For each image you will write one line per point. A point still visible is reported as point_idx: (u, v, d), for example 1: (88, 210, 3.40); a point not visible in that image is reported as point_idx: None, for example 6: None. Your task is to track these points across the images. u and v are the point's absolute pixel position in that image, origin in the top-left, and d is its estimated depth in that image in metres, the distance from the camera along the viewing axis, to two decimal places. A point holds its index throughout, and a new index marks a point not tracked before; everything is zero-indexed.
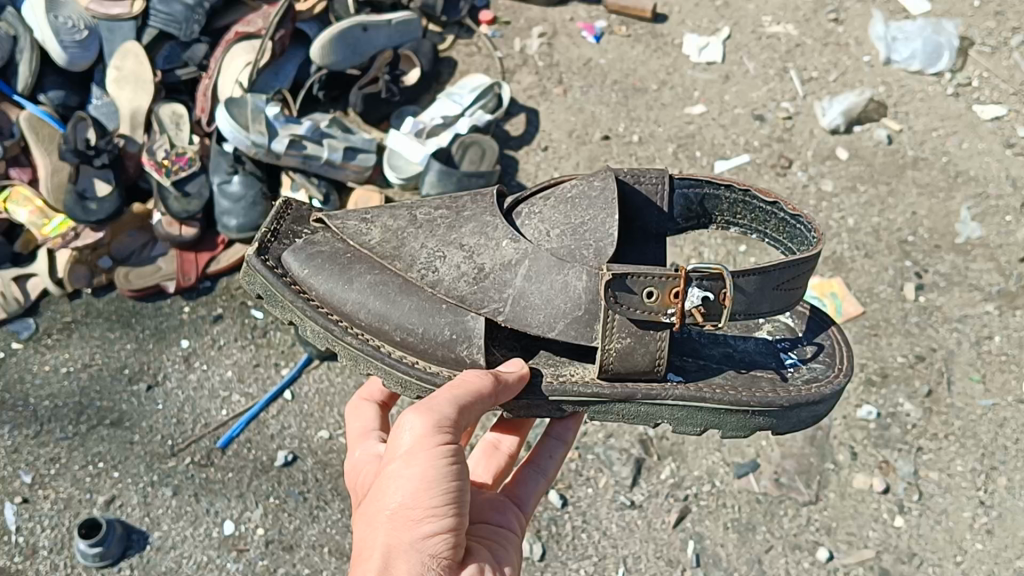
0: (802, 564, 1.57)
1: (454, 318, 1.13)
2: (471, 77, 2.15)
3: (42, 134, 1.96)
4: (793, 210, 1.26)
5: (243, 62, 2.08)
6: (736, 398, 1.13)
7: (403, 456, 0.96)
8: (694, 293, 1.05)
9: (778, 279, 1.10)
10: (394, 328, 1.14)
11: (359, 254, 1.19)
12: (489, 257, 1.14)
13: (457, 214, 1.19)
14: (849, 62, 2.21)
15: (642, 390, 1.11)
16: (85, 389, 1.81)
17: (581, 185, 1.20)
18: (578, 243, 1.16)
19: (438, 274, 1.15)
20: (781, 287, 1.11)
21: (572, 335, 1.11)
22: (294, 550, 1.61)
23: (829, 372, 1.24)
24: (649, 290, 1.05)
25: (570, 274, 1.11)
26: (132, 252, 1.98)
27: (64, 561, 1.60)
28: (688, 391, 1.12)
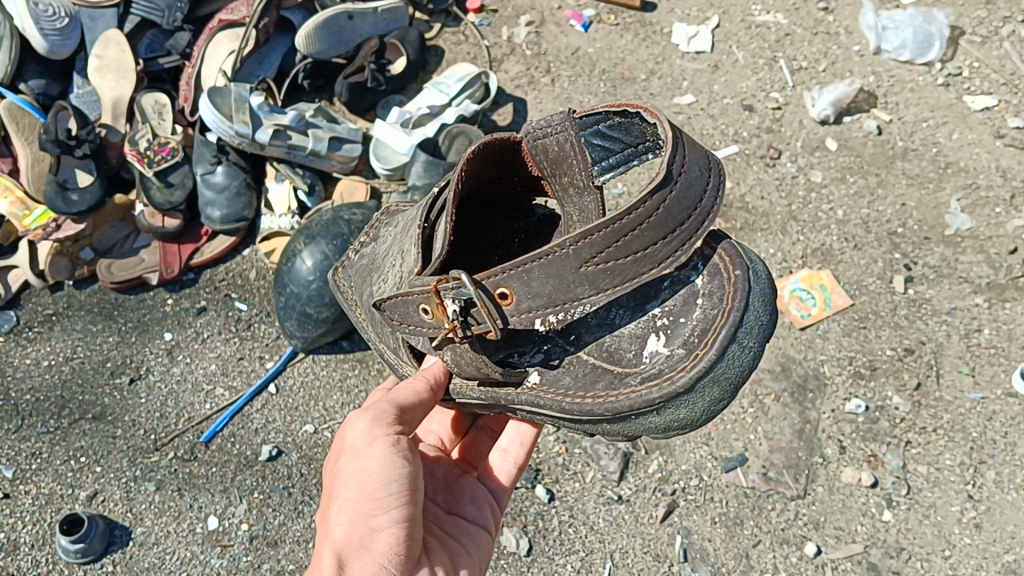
0: (790, 559, 1.57)
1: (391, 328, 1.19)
2: (459, 66, 2.13)
3: (23, 123, 1.94)
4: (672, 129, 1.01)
5: (227, 50, 2.06)
6: (570, 407, 1.03)
7: (352, 449, 1.07)
8: (452, 305, 0.97)
9: (573, 256, 0.94)
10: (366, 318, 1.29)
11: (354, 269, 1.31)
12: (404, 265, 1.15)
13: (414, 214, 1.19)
14: (839, 51, 2.19)
15: (502, 395, 1.08)
16: (67, 382, 1.79)
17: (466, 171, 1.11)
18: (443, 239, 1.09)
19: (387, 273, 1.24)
20: (592, 263, 0.94)
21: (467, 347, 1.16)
22: (279, 545, 1.59)
23: (677, 365, 1.00)
24: (422, 306, 1.00)
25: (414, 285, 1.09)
26: (115, 243, 1.94)
27: (46, 557, 1.59)
28: (533, 397, 1.06)
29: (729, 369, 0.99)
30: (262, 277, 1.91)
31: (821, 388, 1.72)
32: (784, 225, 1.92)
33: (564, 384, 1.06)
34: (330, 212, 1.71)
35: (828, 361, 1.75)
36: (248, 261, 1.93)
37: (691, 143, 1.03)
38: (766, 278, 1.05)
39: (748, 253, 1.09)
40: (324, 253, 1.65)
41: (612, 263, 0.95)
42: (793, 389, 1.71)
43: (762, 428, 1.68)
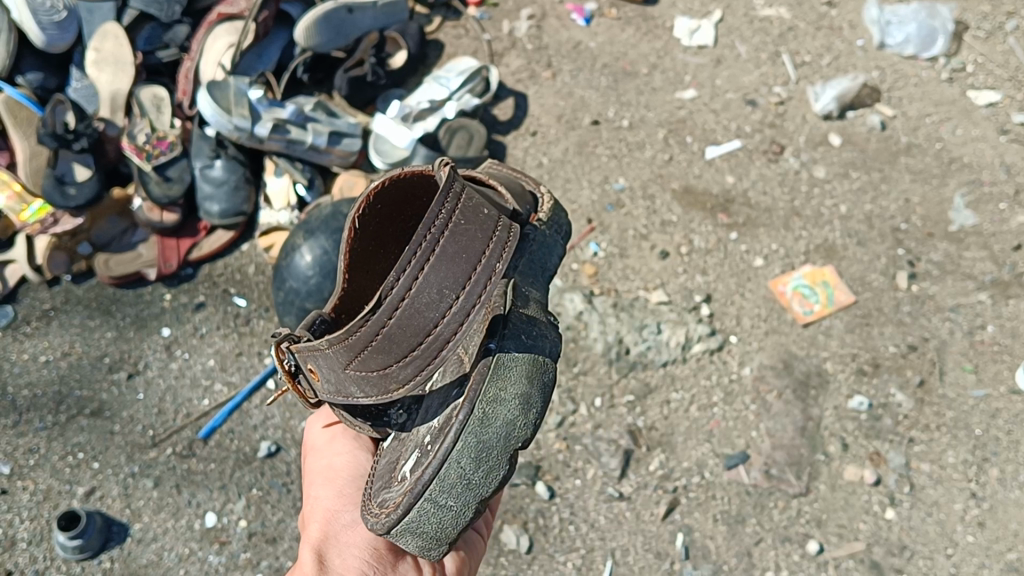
0: (792, 557, 1.56)
1: None
2: (458, 60, 2.12)
3: (20, 117, 1.93)
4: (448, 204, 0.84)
5: (225, 43, 2.03)
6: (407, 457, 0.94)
7: (317, 453, 1.13)
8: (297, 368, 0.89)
9: (343, 359, 0.82)
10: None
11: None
12: None
13: None
14: (842, 46, 2.18)
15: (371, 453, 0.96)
16: (64, 377, 1.77)
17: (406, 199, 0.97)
18: None
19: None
20: (358, 366, 0.83)
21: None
22: (277, 542, 1.58)
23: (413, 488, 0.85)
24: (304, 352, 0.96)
25: None
26: (113, 238, 1.92)
27: (43, 554, 1.57)
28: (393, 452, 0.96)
29: (429, 521, 0.84)
30: (260, 272, 1.90)
31: (824, 385, 1.71)
32: (786, 221, 1.90)
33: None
34: (330, 207, 1.70)
35: (831, 358, 1.74)
36: (247, 256, 1.93)
37: (457, 256, 0.83)
38: (506, 430, 0.83)
39: (527, 380, 0.86)
40: (323, 248, 1.65)
41: (385, 370, 0.83)
42: (796, 386, 1.70)
43: (764, 425, 1.67)
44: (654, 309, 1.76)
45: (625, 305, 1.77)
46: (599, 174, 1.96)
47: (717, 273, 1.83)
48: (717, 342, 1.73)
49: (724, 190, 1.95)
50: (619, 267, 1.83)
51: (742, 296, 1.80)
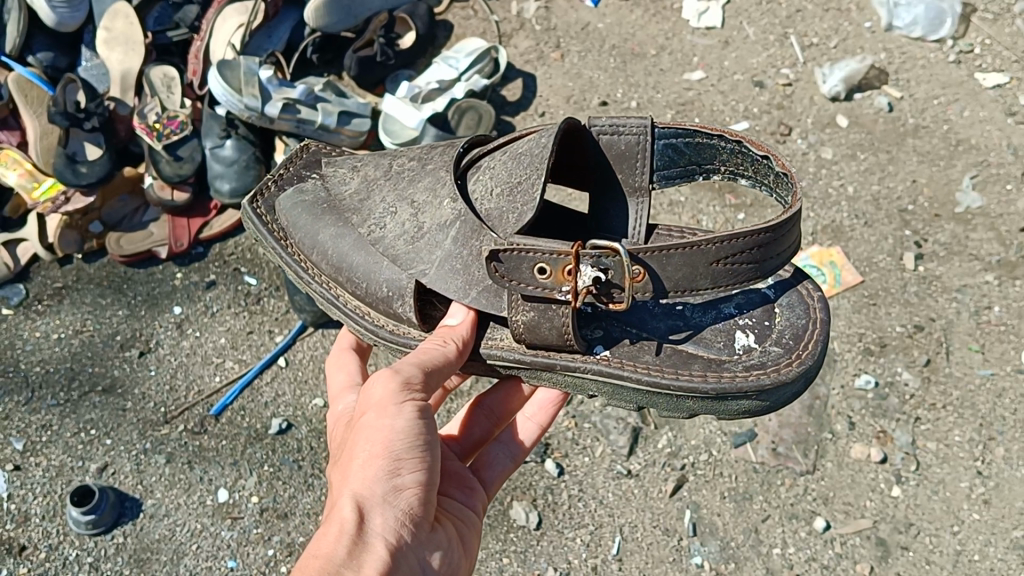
0: (799, 534, 1.57)
1: (509, 196, 1.19)
2: (468, 40, 2.12)
3: (31, 95, 1.96)
4: (781, 166, 1.21)
5: (235, 23, 2.04)
6: (657, 381, 1.13)
7: (377, 399, 1.02)
8: (586, 272, 1.05)
9: (709, 254, 1.09)
10: (347, 280, 1.23)
11: (331, 204, 1.27)
12: (516, 173, 1.19)
13: (511, 182, 1.19)
14: (850, 28, 2.18)
15: (563, 361, 1.14)
16: (76, 355, 1.79)
17: (529, 142, 1.21)
18: (508, 203, 1.19)
19: (384, 229, 1.22)
20: (716, 263, 1.10)
21: (483, 302, 1.14)
22: (288, 517, 1.59)
23: (782, 357, 1.18)
24: (541, 266, 1.06)
25: (486, 239, 1.15)
26: (123, 217, 1.95)
27: (57, 528, 1.59)
28: (606, 368, 1.14)
29: (797, 383, 1.18)
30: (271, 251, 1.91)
31: (831, 363, 1.72)
32: None
33: (644, 360, 1.16)
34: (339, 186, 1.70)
35: (838, 337, 1.75)
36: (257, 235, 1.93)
37: (786, 239, 1.14)
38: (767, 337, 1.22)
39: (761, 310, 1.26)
40: None
41: (738, 265, 1.11)
42: None
43: None
44: None
45: None
46: None
47: None
48: None
49: None
50: None
51: None
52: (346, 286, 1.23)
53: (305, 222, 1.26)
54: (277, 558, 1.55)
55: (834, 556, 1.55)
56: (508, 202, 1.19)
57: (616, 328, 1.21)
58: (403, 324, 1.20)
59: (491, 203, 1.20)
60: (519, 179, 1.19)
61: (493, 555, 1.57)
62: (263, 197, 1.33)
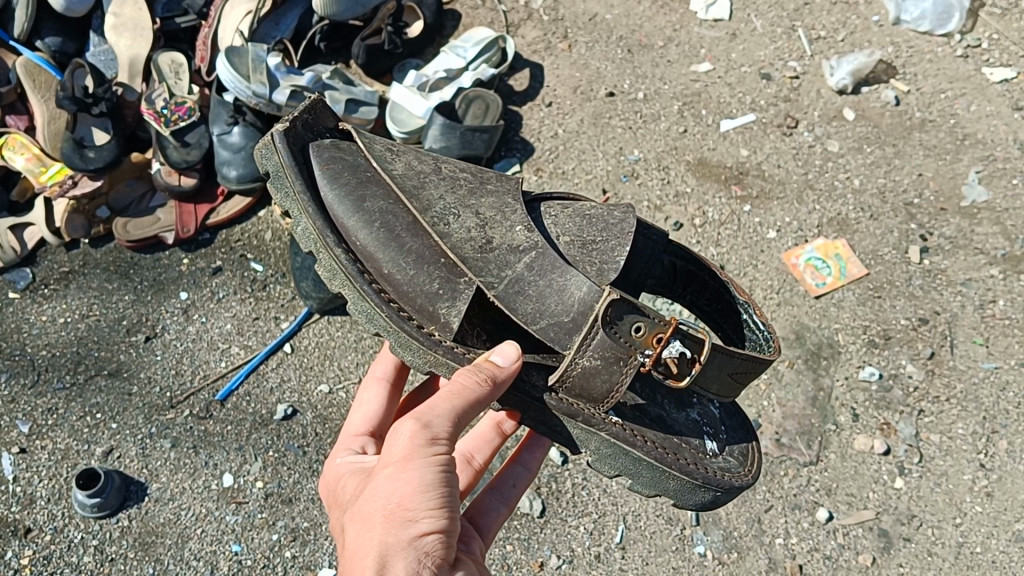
0: (802, 524, 1.57)
1: (584, 250, 1.13)
2: (476, 30, 2.13)
3: (39, 80, 1.97)
4: (760, 316, 1.23)
5: (243, 10, 2.04)
6: (662, 459, 1.09)
7: (399, 452, 0.94)
8: (674, 345, 1.02)
9: (735, 366, 1.09)
10: (387, 262, 1.07)
11: (378, 178, 1.12)
12: (595, 234, 1.14)
13: (586, 239, 1.14)
14: (857, 21, 2.18)
15: (585, 415, 1.06)
16: (83, 339, 1.79)
17: (603, 209, 1.17)
18: (583, 255, 1.12)
19: (450, 228, 1.08)
20: (734, 375, 1.10)
21: (550, 337, 1.05)
22: (293, 503, 1.59)
23: (741, 468, 1.20)
24: (638, 323, 1.01)
25: (571, 279, 1.06)
26: (131, 202, 1.97)
27: (63, 511, 1.59)
28: (625, 434, 1.07)
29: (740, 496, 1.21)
30: (277, 238, 1.91)
31: (835, 355, 1.72)
32: (800, 194, 1.92)
33: (648, 437, 1.11)
34: None
35: (842, 329, 1.75)
36: (263, 222, 1.94)
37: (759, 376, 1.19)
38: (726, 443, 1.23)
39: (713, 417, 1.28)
40: None
41: (742, 379, 1.13)
42: (807, 356, 1.72)
43: (775, 394, 1.68)
44: None
45: None
46: (612, 146, 1.98)
47: (730, 244, 1.85)
48: None
49: (737, 162, 1.96)
50: None
51: (755, 268, 1.82)
52: (382, 266, 1.07)
53: (338, 192, 1.10)
54: (282, 543, 1.56)
55: (836, 546, 1.55)
56: (584, 254, 1.12)
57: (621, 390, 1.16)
58: (437, 323, 1.05)
59: (561, 246, 1.13)
60: (594, 238, 1.14)
61: (497, 541, 1.56)
62: (294, 130, 1.12)
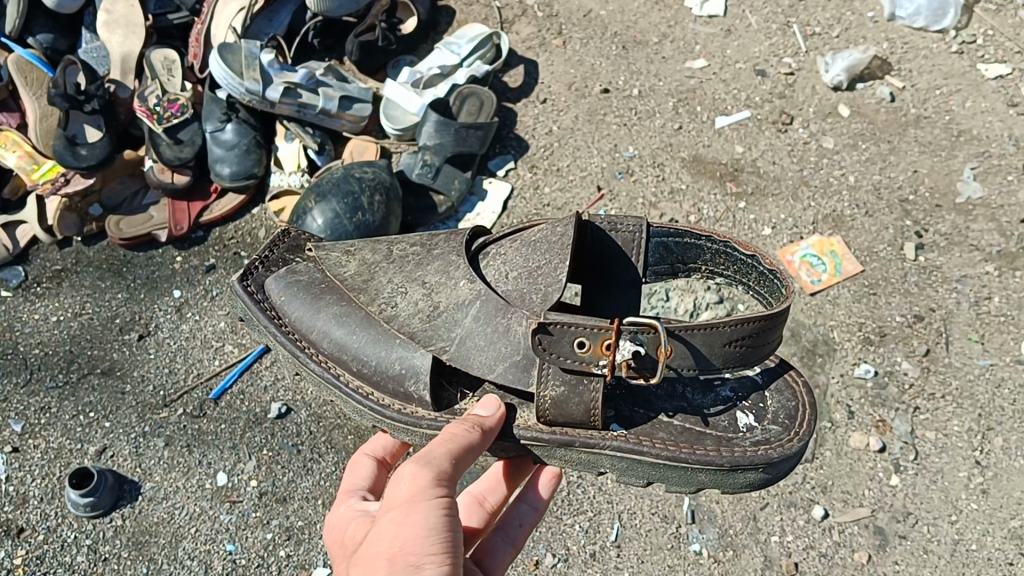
0: (798, 522, 1.57)
1: (529, 284, 1.11)
2: (470, 26, 2.12)
3: (31, 77, 1.96)
4: (770, 265, 1.18)
5: (236, 6, 2.03)
6: (675, 456, 1.08)
7: (403, 496, 0.91)
8: (625, 346, 1.00)
9: (728, 334, 1.04)
10: (353, 359, 1.13)
11: (333, 285, 1.18)
12: (541, 258, 1.12)
13: (532, 270, 1.12)
14: (852, 18, 2.18)
15: (581, 438, 1.07)
16: (76, 338, 1.78)
17: (546, 229, 1.14)
18: (530, 288, 1.11)
19: (398, 309, 1.12)
20: (732, 343, 1.05)
21: (511, 378, 1.07)
22: (287, 501, 1.59)
23: (784, 434, 1.14)
24: (581, 340, 1.00)
25: (513, 317, 1.08)
26: (124, 200, 1.96)
27: (56, 510, 1.58)
28: (627, 443, 1.07)
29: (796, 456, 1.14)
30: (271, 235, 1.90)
31: (830, 352, 1.72)
32: (795, 190, 1.91)
33: (659, 437, 1.10)
34: (341, 171, 1.76)
35: (837, 326, 1.75)
36: (257, 220, 1.92)
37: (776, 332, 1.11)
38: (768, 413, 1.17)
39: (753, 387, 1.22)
40: (335, 211, 1.68)
41: (744, 346, 1.06)
42: (802, 353, 1.72)
43: None
44: None
45: None
46: (607, 143, 1.97)
47: None
48: (724, 310, 1.71)
49: (732, 159, 1.96)
50: None
51: None
52: (351, 364, 1.14)
53: (303, 305, 1.17)
54: (276, 542, 1.55)
55: (832, 544, 1.55)
56: (530, 285, 1.11)
57: (625, 407, 1.14)
58: (411, 402, 1.11)
59: (510, 284, 1.12)
60: (539, 264, 1.12)
61: None
62: (252, 274, 1.21)
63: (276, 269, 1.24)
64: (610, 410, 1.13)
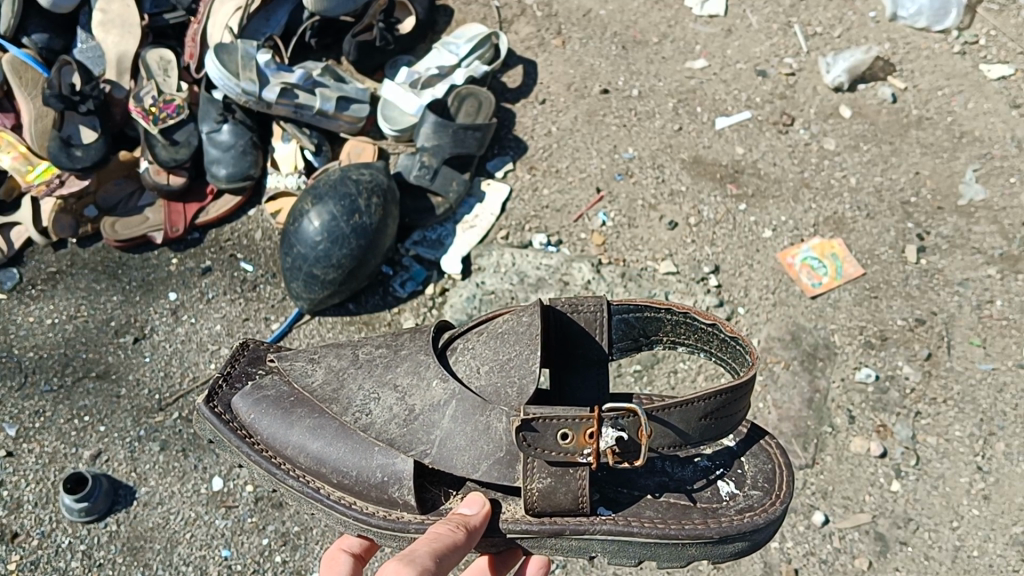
0: (798, 528, 1.55)
1: (502, 378, 1.08)
2: (468, 27, 2.11)
3: (25, 78, 1.95)
4: (731, 332, 1.14)
5: (233, 6, 2.02)
6: (664, 535, 1.06)
7: None
8: (608, 432, 0.98)
9: (704, 409, 1.02)
10: (332, 471, 1.09)
11: (302, 395, 1.14)
12: (509, 351, 1.09)
13: (503, 363, 1.09)
14: (854, 17, 2.17)
15: (571, 525, 1.04)
16: (70, 341, 1.77)
17: (511, 320, 1.11)
18: (504, 382, 1.08)
19: (373, 415, 1.08)
20: (708, 417, 1.03)
21: (495, 476, 1.04)
22: (284, 507, 1.57)
23: (766, 499, 1.13)
24: (564, 431, 0.99)
25: (491, 415, 1.05)
26: (119, 201, 1.94)
27: (50, 516, 1.57)
28: (617, 526, 1.05)
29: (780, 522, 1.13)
30: (268, 238, 1.88)
31: (831, 356, 1.71)
32: (796, 192, 1.90)
33: (647, 515, 1.09)
34: (339, 172, 1.74)
35: (838, 330, 1.73)
36: (253, 221, 1.91)
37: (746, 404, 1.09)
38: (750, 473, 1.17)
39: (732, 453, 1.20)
40: (332, 213, 1.67)
41: (721, 418, 1.05)
42: (803, 357, 1.71)
43: (771, 397, 1.67)
44: (662, 279, 1.77)
45: (633, 275, 1.77)
46: (606, 144, 1.96)
47: (726, 243, 1.83)
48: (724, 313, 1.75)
49: (733, 160, 1.94)
50: (628, 237, 1.83)
51: (751, 267, 1.80)
52: (330, 476, 1.09)
53: (275, 419, 1.12)
54: (272, 548, 1.54)
55: (832, 550, 1.53)
56: (502, 379, 1.08)
57: (609, 490, 1.12)
58: (397, 508, 1.07)
59: (482, 380, 1.09)
60: (508, 356, 1.09)
61: None
62: (217, 395, 1.16)
63: (240, 385, 1.18)
64: (596, 493, 1.11)
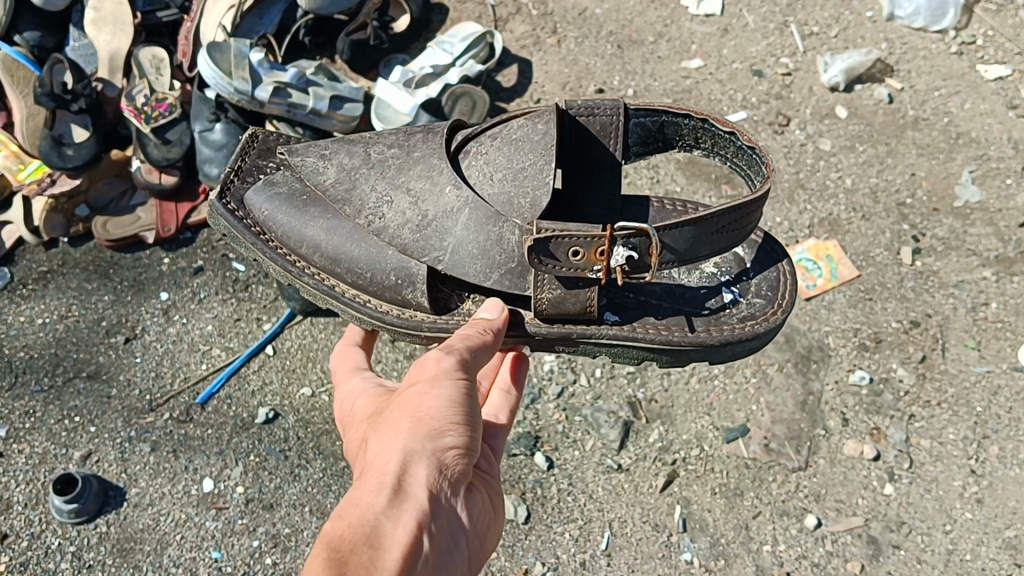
0: (790, 531, 1.55)
1: (515, 187, 1.13)
2: (463, 25, 2.10)
3: (17, 75, 1.94)
4: (748, 141, 1.19)
5: (226, 5, 2.01)
6: (671, 343, 1.13)
7: (425, 375, 0.94)
8: (619, 251, 1.01)
9: (715, 224, 1.06)
10: (347, 271, 1.15)
11: (313, 194, 1.19)
12: (522, 175, 1.14)
13: (516, 171, 1.14)
14: (851, 17, 2.15)
15: (578, 330, 1.12)
16: (61, 340, 1.76)
17: (526, 125, 1.16)
18: (516, 190, 1.13)
19: (385, 220, 1.13)
20: (719, 231, 1.07)
21: (506, 285, 1.11)
22: (274, 508, 1.57)
23: (766, 308, 1.21)
24: (575, 249, 1.02)
25: (504, 227, 1.10)
26: (110, 201, 1.94)
27: (39, 516, 1.57)
28: (622, 330, 1.12)
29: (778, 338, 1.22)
30: None
31: (825, 358, 1.70)
32: (791, 193, 1.89)
33: (652, 323, 1.16)
34: None
35: (833, 332, 1.73)
36: None
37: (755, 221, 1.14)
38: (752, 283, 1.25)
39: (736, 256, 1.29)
40: None
41: (730, 232, 1.10)
42: (796, 359, 1.70)
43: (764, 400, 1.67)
44: None
45: None
46: None
47: None
48: None
49: None
50: None
51: None
52: (344, 276, 1.16)
53: (291, 215, 1.17)
54: (262, 550, 1.53)
55: (825, 554, 1.53)
56: (513, 209, 1.13)
57: (618, 295, 1.19)
58: (410, 308, 1.14)
59: (494, 187, 1.14)
60: (522, 166, 1.14)
61: None
62: (229, 190, 1.21)
63: (251, 180, 1.23)
64: (603, 298, 1.18)
